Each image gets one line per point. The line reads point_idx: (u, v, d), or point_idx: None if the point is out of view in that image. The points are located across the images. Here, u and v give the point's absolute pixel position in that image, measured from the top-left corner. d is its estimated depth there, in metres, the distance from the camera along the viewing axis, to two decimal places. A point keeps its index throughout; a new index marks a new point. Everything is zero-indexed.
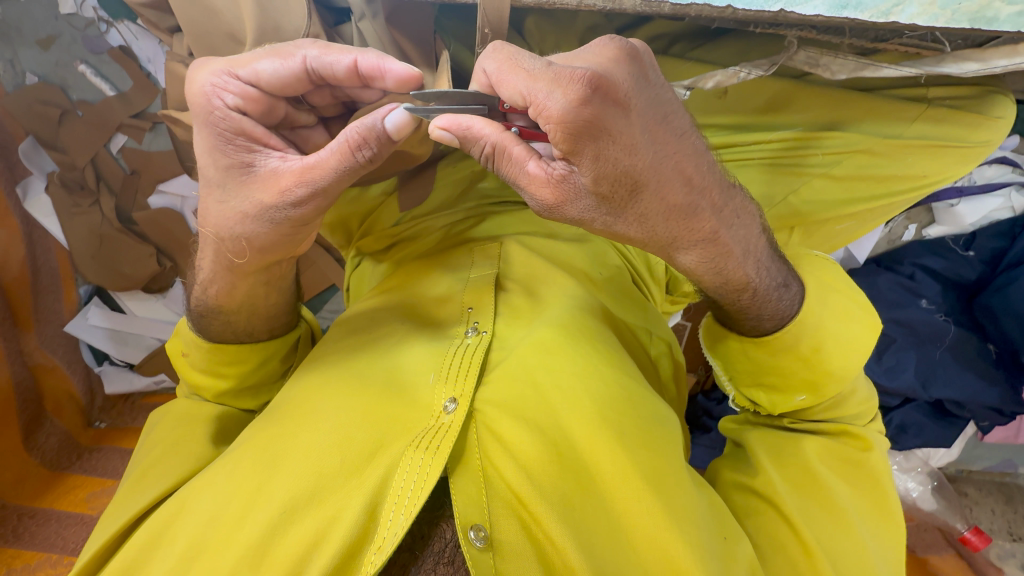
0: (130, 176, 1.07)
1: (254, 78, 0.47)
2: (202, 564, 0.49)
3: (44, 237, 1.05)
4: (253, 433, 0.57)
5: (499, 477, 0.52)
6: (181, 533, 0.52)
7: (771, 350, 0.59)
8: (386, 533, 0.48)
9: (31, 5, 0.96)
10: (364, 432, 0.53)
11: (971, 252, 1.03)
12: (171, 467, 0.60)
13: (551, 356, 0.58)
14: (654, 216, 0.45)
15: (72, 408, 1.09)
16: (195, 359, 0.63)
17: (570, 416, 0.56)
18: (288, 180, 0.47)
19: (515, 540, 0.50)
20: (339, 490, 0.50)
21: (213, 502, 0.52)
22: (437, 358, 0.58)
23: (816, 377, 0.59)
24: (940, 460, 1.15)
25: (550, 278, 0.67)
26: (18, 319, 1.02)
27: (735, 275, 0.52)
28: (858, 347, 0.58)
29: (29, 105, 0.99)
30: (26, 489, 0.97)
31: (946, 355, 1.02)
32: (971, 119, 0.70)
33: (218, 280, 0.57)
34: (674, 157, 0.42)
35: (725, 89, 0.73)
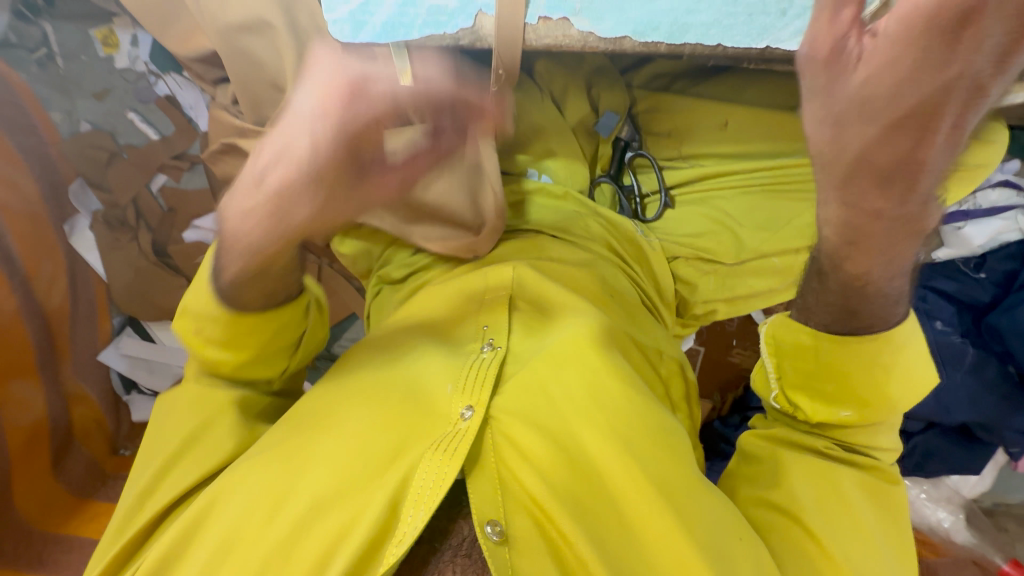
0: (168, 213, 1.15)
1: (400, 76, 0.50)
2: (234, 556, 0.54)
3: (86, 270, 1.11)
4: (278, 438, 0.60)
5: (513, 479, 0.57)
6: (214, 526, 0.56)
7: (852, 353, 0.57)
8: (407, 528, 0.53)
9: (94, 63, 1.09)
10: (383, 436, 0.58)
11: (982, 274, 1.03)
12: (196, 459, 0.62)
13: (561, 367, 0.63)
14: (868, 131, 0.40)
15: (99, 434, 1.12)
16: (210, 335, 0.64)
17: (580, 425, 0.60)
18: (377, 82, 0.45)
19: (530, 538, 0.55)
20: (363, 489, 0.55)
21: (244, 499, 0.56)
22: (452, 368, 0.63)
23: (873, 396, 0.58)
24: (972, 490, 1.11)
25: (562, 300, 0.70)
26: (57, 345, 1.05)
27: (857, 261, 0.50)
28: (917, 384, 0.59)
29: (82, 149, 1.08)
30: (55, 513, 1.00)
31: (967, 379, 1.00)
32: (961, 144, 0.75)
33: (261, 208, 0.52)
34: (934, 89, 0.36)
35: (726, 121, 0.88)
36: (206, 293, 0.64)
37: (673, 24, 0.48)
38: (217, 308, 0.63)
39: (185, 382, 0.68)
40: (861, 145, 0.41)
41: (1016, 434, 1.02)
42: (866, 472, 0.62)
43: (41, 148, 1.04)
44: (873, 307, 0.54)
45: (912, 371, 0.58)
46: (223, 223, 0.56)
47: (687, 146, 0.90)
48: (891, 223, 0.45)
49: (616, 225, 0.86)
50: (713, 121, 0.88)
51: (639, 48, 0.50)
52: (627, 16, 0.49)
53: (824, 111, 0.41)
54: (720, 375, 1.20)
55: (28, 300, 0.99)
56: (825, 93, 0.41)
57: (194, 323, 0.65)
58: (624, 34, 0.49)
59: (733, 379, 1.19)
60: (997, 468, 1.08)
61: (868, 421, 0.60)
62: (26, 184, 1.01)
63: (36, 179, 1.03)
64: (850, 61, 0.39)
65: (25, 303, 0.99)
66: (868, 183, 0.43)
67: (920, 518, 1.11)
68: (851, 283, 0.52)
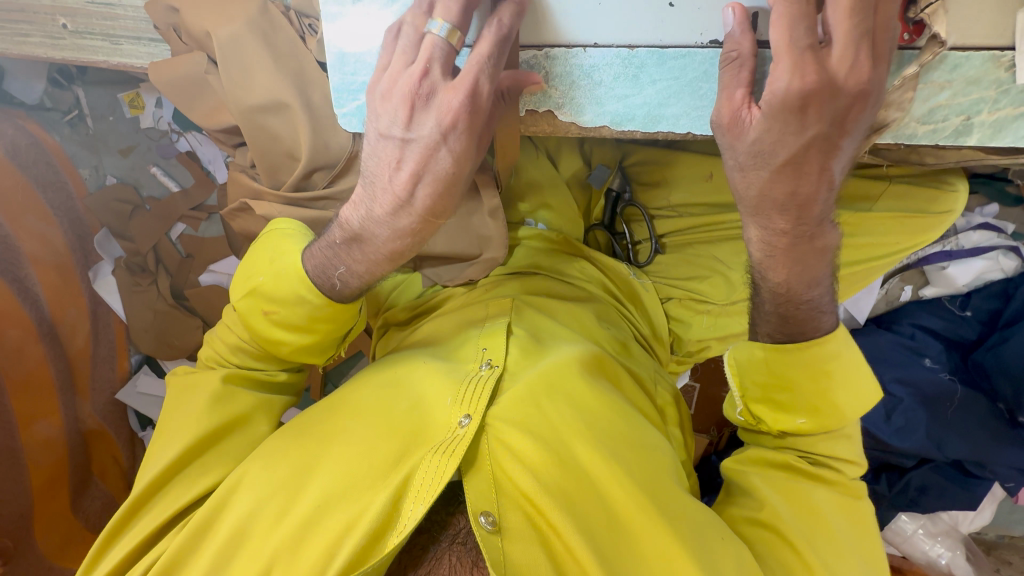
0: (186, 259, 1.23)
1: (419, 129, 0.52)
2: (247, 545, 0.57)
3: (107, 313, 1.14)
4: (289, 444, 0.63)
5: (508, 479, 0.58)
6: (227, 520, 0.58)
7: (791, 360, 0.62)
8: (407, 520, 0.55)
9: (118, 122, 1.18)
10: (388, 444, 0.60)
11: (968, 312, 1.07)
12: (208, 464, 0.65)
13: (554, 386, 0.64)
14: (763, 174, 0.51)
15: (115, 470, 1.14)
16: (283, 316, 0.62)
17: (569, 433, 0.61)
18: (428, 123, 0.51)
19: (521, 528, 0.56)
20: (367, 490, 0.57)
21: (257, 497, 0.59)
22: (452, 383, 0.64)
23: (823, 403, 0.62)
24: (971, 525, 1.11)
25: (554, 331, 0.73)
26: (78, 386, 1.08)
27: (774, 276, 0.60)
28: (861, 396, 0.62)
29: (107, 202, 1.15)
30: (72, 550, 1.00)
31: (956, 414, 1.02)
32: (928, 193, 0.78)
33: (408, 226, 0.56)
34: (797, 147, 0.49)
35: (710, 173, 0.86)
36: (292, 264, 0.61)
37: (647, 116, 0.55)
38: (309, 294, 0.61)
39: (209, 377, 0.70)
40: (761, 185, 0.52)
41: (1012, 470, 1.02)
42: (839, 491, 0.63)
43: (70, 203, 1.09)
44: (801, 315, 0.61)
45: (854, 381, 0.62)
46: (357, 248, 0.58)
47: (675, 197, 0.89)
48: (793, 237, 0.57)
49: (608, 266, 0.88)
50: (698, 173, 0.87)
51: (617, 134, 0.57)
52: (604, 109, 0.55)
53: (736, 160, 0.52)
54: (715, 410, 1.24)
55: (54, 347, 1.00)
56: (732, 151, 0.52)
57: (266, 304, 0.62)
58: (602, 124, 0.56)
59: None
60: (996, 502, 1.08)
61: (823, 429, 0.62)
62: (55, 237, 1.05)
63: (65, 233, 1.07)
64: (745, 125, 0.50)
65: (51, 351, 1.00)
66: (773, 210, 0.54)
67: (918, 552, 1.12)
68: (779, 292, 0.61)
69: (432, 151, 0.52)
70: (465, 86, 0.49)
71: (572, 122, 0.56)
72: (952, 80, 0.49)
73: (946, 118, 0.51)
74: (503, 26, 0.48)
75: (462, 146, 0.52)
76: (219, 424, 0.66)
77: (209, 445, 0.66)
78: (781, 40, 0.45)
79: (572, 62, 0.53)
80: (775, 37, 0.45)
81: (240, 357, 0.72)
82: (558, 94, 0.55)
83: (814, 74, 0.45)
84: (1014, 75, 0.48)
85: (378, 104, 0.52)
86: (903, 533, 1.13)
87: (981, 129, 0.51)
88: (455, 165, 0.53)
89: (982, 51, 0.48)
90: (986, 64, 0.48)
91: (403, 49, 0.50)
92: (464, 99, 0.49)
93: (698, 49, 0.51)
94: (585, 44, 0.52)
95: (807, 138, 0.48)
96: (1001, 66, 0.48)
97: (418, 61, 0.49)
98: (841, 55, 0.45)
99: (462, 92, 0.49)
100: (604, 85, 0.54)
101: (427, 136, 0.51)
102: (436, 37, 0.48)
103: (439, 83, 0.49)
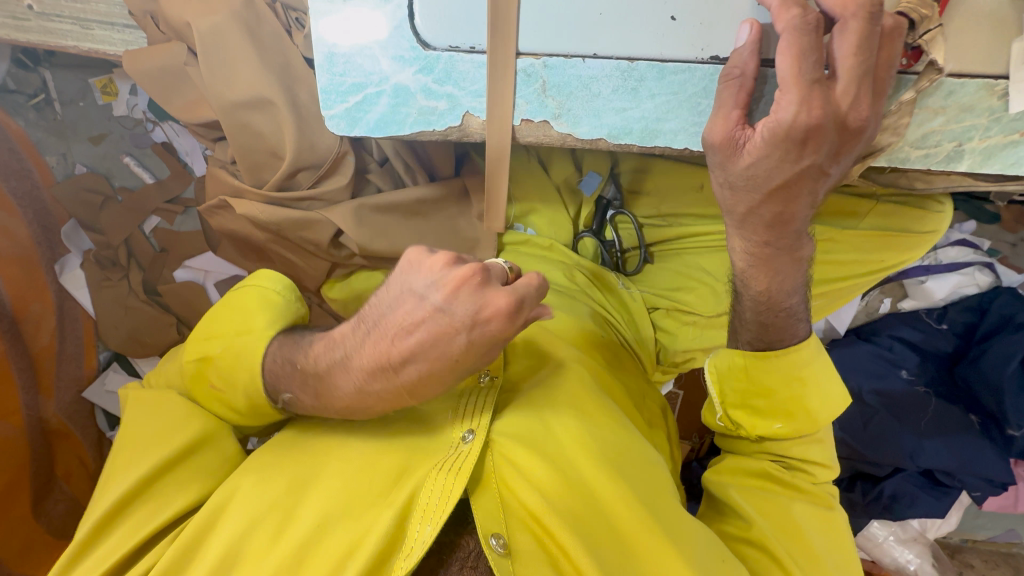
0: (159, 253, 1.17)
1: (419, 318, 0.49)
2: (240, 567, 0.54)
3: (74, 308, 1.10)
4: (280, 459, 0.61)
5: (514, 497, 0.58)
6: (217, 540, 0.55)
7: (768, 367, 0.62)
8: (414, 541, 0.53)
9: (90, 109, 1.12)
10: (389, 459, 0.59)
11: (944, 325, 1.10)
12: (188, 478, 0.62)
13: (555, 402, 0.64)
14: (755, 197, 0.51)
15: (81, 472, 1.09)
16: (231, 398, 0.60)
17: (573, 449, 0.60)
18: (428, 326, 0.49)
19: (531, 550, 0.55)
20: (370, 508, 0.56)
21: (250, 514, 0.56)
22: (451, 398, 0.64)
23: (797, 408, 0.62)
24: (937, 532, 1.14)
25: (550, 341, 0.72)
26: (41, 386, 1.03)
27: (765, 293, 0.60)
28: (833, 398, 0.62)
29: (77, 191, 1.09)
30: (33, 557, 0.95)
31: (930, 426, 1.04)
32: (917, 214, 0.80)
33: (376, 393, 0.52)
34: (794, 173, 0.49)
35: (701, 185, 0.85)
36: (254, 351, 0.59)
37: (644, 130, 0.53)
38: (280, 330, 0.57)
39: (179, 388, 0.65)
40: (748, 204, 0.52)
41: (977, 479, 1.05)
42: (813, 501, 0.64)
43: (35, 192, 1.04)
44: (780, 322, 0.62)
45: (826, 385, 0.62)
46: (313, 386, 0.55)
47: (667, 206, 0.88)
48: (773, 249, 0.57)
49: (600, 278, 0.87)
50: (689, 184, 0.86)
51: (614, 147, 0.55)
52: (602, 121, 0.54)
53: (726, 179, 0.51)
54: (698, 419, 1.25)
55: (16, 343, 0.96)
56: (727, 170, 0.50)
57: (219, 378, 0.60)
58: (600, 137, 0.54)
59: None
60: (962, 510, 1.11)
61: (798, 432, 0.63)
62: (18, 229, 1.00)
63: (29, 223, 1.03)
64: (739, 145, 0.48)
65: (13, 348, 0.95)
66: (758, 225, 0.54)
67: (887, 558, 1.14)
68: (763, 305, 0.61)
69: (411, 340, 0.50)
70: (470, 334, 0.49)
71: (569, 134, 0.55)
72: (947, 106, 0.49)
73: (939, 144, 0.51)
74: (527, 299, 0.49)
75: (448, 356, 0.50)
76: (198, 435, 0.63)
77: (189, 457, 0.63)
78: (789, 71, 0.44)
79: (570, 73, 0.52)
80: (781, 67, 0.45)
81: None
82: (556, 104, 0.53)
83: (819, 107, 0.45)
84: (1007, 104, 0.49)
85: (405, 274, 0.51)
86: (874, 539, 1.14)
87: (971, 156, 0.51)
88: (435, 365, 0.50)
89: (978, 79, 0.48)
90: (979, 91, 0.49)
91: (451, 257, 0.50)
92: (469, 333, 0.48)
93: (699, 64, 0.50)
94: (584, 54, 0.51)
95: (802, 166, 0.48)
96: (994, 94, 0.49)
97: (459, 271, 0.49)
98: (844, 90, 0.45)
99: (468, 331, 0.48)
100: (602, 96, 0.52)
101: (427, 326, 0.49)
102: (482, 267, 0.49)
103: (466, 293, 0.48)
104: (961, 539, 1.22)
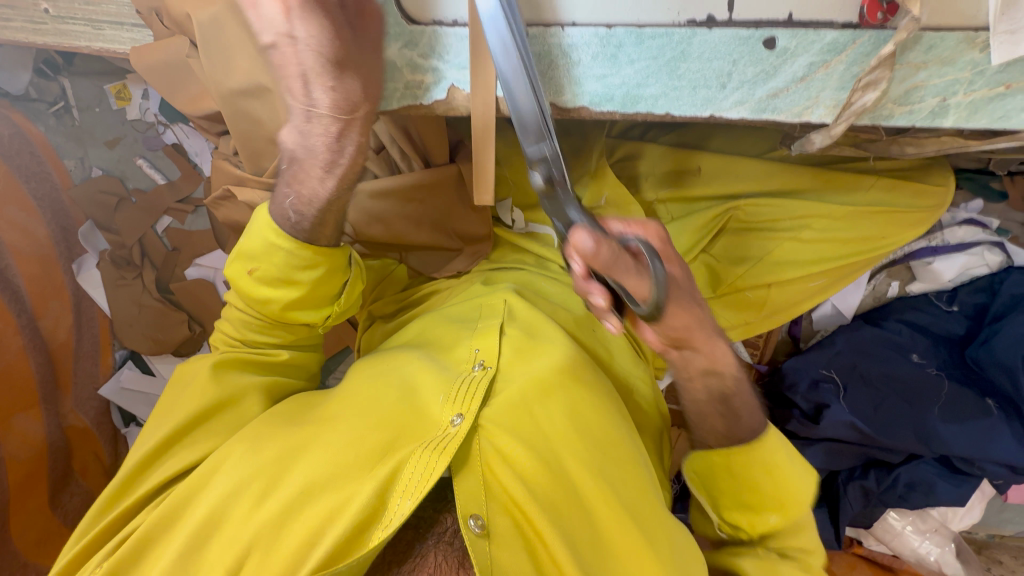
0: (171, 252, 1.20)
1: (261, 21, 0.53)
2: (224, 530, 0.56)
3: (91, 307, 1.14)
4: (273, 430, 0.61)
5: (497, 483, 0.60)
6: (201, 503, 0.57)
7: (748, 464, 0.65)
8: (393, 514, 0.55)
9: (105, 114, 1.16)
10: (376, 434, 0.60)
11: (954, 307, 1.08)
12: (192, 444, 0.64)
13: (549, 394, 0.64)
14: None
15: (96, 468, 1.12)
16: (266, 270, 0.64)
17: (560, 447, 0.62)
18: (280, 20, 0.52)
19: (508, 535, 0.57)
20: (354, 478, 0.57)
21: (236, 481, 0.58)
22: (444, 381, 0.64)
23: (786, 500, 0.65)
24: (961, 524, 1.09)
25: (548, 329, 0.71)
26: (60, 381, 1.08)
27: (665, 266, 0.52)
28: (802, 480, 0.66)
29: (92, 195, 1.14)
30: (49, 548, 1.00)
31: (942, 410, 1.01)
32: (917, 188, 0.80)
33: (326, 123, 0.57)
34: None
35: (698, 167, 0.85)
36: (269, 232, 0.62)
37: (625, 96, 0.54)
38: (281, 239, 0.62)
39: (203, 357, 0.69)
40: None
41: (1000, 468, 1.01)
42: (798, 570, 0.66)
43: (54, 195, 1.10)
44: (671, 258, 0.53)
45: (793, 473, 0.66)
46: (296, 169, 0.60)
47: (663, 191, 0.87)
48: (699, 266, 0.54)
49: None
50: (685, 167, 0.85)
51: (596, 115, 0.56)
52: (584, 89, 0.55)
53: None
54: None
55: (33, 339, 1.02)
56: None
57: (250, 262, 0.64)
58: (580, 104, 0.55)
59: None
60: (985, 500, 1.06)
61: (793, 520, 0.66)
62: (37, 228, 1.06)
63: (47, 224, 1.08)
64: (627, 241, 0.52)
65: (32, 343, 1.01)
66: None
67: (907, 549, 1.11)
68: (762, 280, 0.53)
69: (294, 43, 0.53)
70: None
71: (553, 103, 0.56)
72: (927, 61, 0.49)
73: (923, 99, 0.51)
74: None
75: (320, 27, 0.52)
76: (206, 406, 0.65)
77: (198, 426, 0.65)
78: None
79: (551, 42, 0.53)
80: None
81: (249, 333, 0.70)
82: (538, 75, 0.55)
83: None
84: (989, 55, 0.48)
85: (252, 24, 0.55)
86: (892, 530, 1.11)
87: (957, 110, 0.51)
88: (330, 45, 0.53)
89: (957, 32, 0.48)
90: (960, 44, 0.48)
91: None
92: None
93: (676, 28, 0.50)
94: (563, 23, 0.52)
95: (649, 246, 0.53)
96: (975, 46, 0.48)
97: None
98: None
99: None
100: (583, 64, 0.53)
101: (282, 27, 0.53)
102: None
103: None
104: (987, 535, 1.18)
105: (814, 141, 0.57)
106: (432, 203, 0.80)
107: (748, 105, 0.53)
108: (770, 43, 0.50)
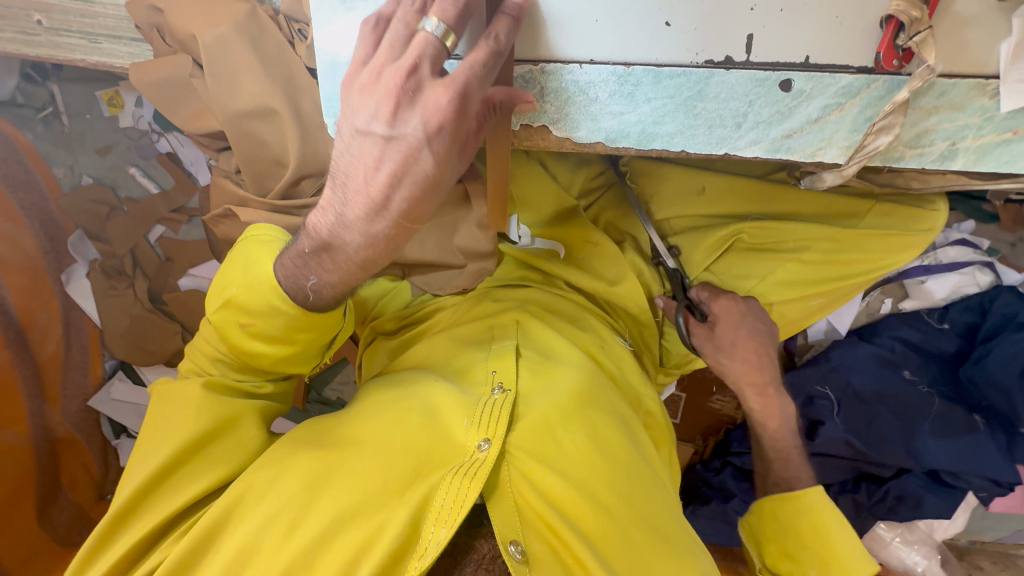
0: (165, 262, 1.18)
1: (390, 127, 0.47)
2: (254, 565, 0.54)
3: (80, 316, 1.10)
4: (297, 456, 0.61)
5: (527, 506, 0.60)
6: (233, 536, 0.56)
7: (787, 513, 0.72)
8: (428, 543, 0.54)
9: (96, 121, 1.14)
10: (402, 461, 0.60)
11: (945, 324, 1.10)
12: (198, 471, 0.62)
13: (570, 415, 0.65)
14: None
15: (85, 481, 1.09)
16: (261, 327, 0.61)
17: (586, 469, 0.62)
18: (410, 126, 0.47)
19: (548, 564, 0.57)
20: (384, 506, 0.57)
21: (266, 512, 0.57)
22: (466, 405, 0.64)
23: (828, 557, 0.67)
24: (945, 533, 1.11)
25: (563, 349, 0.72)
26: (47, 394, 1.03)
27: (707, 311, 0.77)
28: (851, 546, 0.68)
29: (82, 203, 1.11)
30: (37, 565, 0.95)
31: (932, 426, 1.04)
32: (914, 213, 0.81)
33: (388, 232, 0.51)
34: None
35: (703, 187, 0.85)
36: (266, 275, 0.60)
37: (641, 133, 0.54)
38: (285, 304, 0.59)
39: (188, 383, 0.66)
40: None
41: (983, 480, 1.04)
42: None
43: (42, 204, 1.05)
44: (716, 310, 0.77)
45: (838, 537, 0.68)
46: (327, 256, 0.53)
47: (667, 210, 0.87)
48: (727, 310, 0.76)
49: (599, 275, 0.83)
50: (689, 187, 0.86)
51: (611, 150, 0.56)
52: (600, 125, 0.54)
53: None
54: (701, 421, 1.26)
55: (21, 353, 0.96)
56: None
57: (242, 315, 0.61)
58: (596, 140, 0.55)
59: (713, 423, 1.25)
60: (969, 511, 1.07)
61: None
62: (25, 239, 1.01)
63: (35, 234, 1.03)
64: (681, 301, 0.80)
65: (18, 356, 0.96)
66: None
67: (895, 559, 1.12)
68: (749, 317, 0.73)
69: (414, 150, 0.47)
70: (453, 86, 0.45)
71: (568, 137, 0.56)
72: (939, 106, 0.50)
73: (933, 143, 0.52)
74: (500, 42, 0.47)
75: (446, 151, 0.48)
76: (206, 431, 0.63)
77: (198, 453, 0.63)
78: None
79: (567, 79, 0.52)
80: None
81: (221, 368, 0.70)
82: (554, 110, 0.54)
83: None
84: (999, 103, 0.49)
85: (356, 97, 0.47)
86: (881, 540, 1.13)
87: (965, 154, 0.52)
88: (434, 172, 0.49)
89: (969, 79, 0.49)
90: (971, 91, 0.49)
91: (390, 42, 0.46)
92: (451, 100, 0.46)
93: (694, 68, 0.51)
94: (581, 60, 0.52)
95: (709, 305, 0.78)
96: (985, 94, 0.49)
97: (406, 56, 0.45)
98: None
99: (450, 92, 0.45)
100: (599, 101, 0.53)
101: (410, 135, 0.47)
102: (429, 33, 0.45)
103: (427, 81, 0.46)
104: (969, 542, 1.21)
105: (826, 178, 0.57)
106: (431, 228, 0.80)
107: (763, 144, 0.53)
108: (786, 85, 0.50)
